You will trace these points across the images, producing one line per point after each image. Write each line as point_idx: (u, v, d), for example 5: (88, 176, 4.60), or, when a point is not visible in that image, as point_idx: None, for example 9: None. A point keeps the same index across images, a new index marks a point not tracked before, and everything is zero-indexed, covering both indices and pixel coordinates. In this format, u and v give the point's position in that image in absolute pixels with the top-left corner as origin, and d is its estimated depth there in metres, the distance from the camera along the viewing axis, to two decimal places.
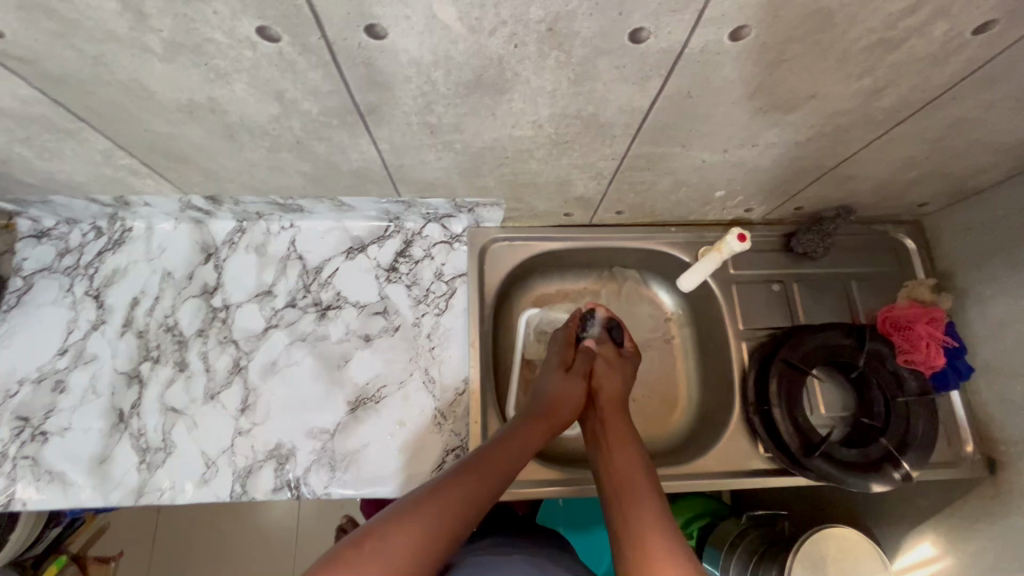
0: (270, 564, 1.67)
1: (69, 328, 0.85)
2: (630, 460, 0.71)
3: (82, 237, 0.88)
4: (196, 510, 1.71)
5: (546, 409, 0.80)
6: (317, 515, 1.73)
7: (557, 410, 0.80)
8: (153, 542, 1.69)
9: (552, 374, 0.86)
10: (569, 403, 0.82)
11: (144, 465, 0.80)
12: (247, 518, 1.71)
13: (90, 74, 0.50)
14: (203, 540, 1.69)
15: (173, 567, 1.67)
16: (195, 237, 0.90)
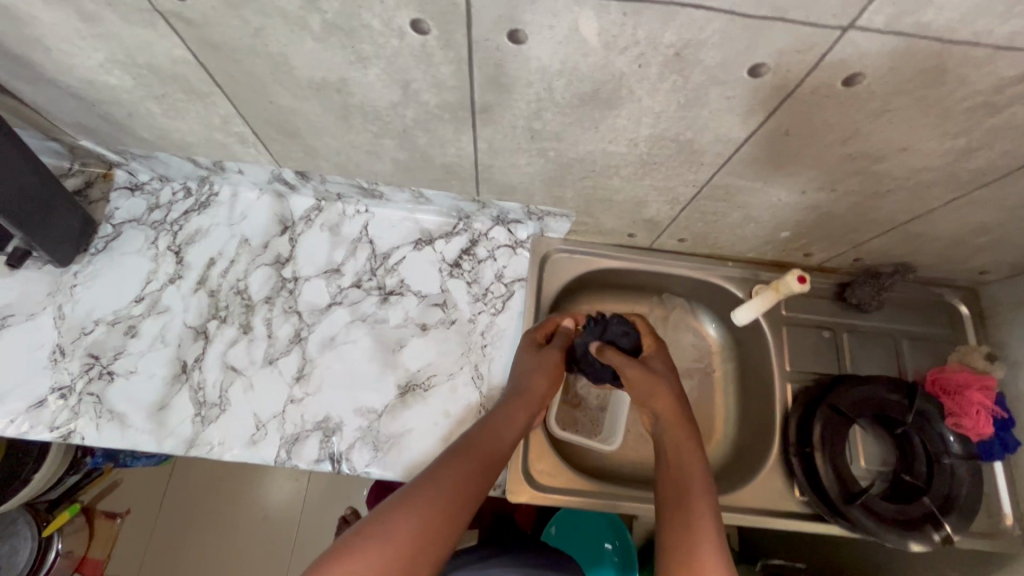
0: (267, 547, 1.67)
1: (148, 278, 0.89)
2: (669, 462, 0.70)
3: (171, 195, 0.94)
4: (208, 481, 1.74)
5: (529, 385, 0.80)
6: (320, 505, 1.73)
7: (540, 394, 0.80)
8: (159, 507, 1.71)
9: (523, 348, 0.85)
10: (544, 375, 0.82)
11: (199, 418, 0.83)
12: (252, 497, 1.73)
13: (245, 44, 0.55)
14: (210, 512, 1.71)
15: (174, 535, 1.68)
16: (274, 209, 0.94)
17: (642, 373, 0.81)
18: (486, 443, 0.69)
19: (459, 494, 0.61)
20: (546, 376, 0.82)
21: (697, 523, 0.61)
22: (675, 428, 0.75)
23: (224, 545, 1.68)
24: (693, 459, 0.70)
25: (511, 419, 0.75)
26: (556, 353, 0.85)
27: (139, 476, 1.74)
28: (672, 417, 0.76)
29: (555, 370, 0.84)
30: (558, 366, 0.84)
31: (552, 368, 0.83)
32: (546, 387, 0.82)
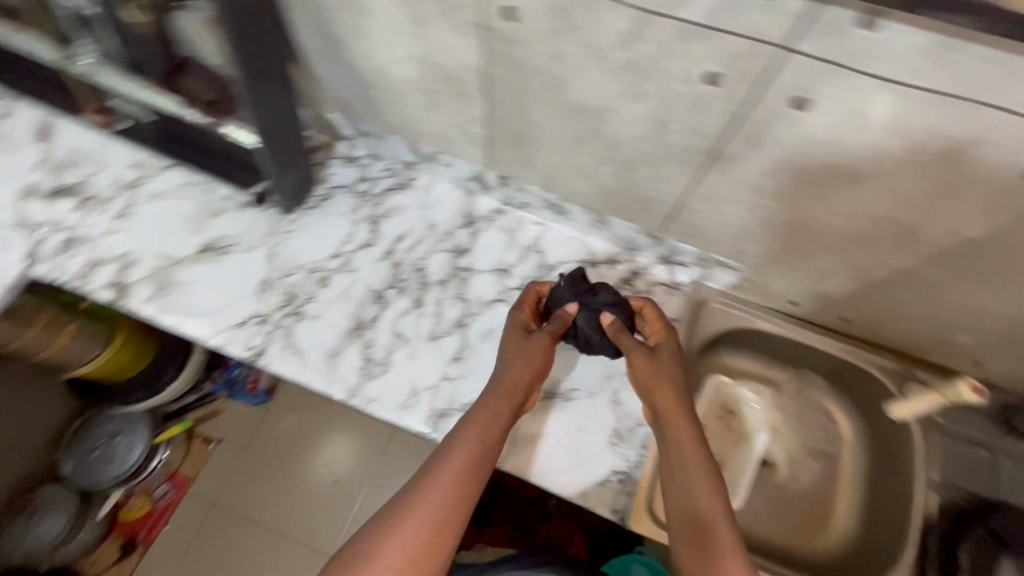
0: (318, 507, 1.78)
1: (346, 239, 1.00)
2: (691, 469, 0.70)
3: (379, 172, 1.05)
4: (287, 433, 1.86)
5: (510, 371, 0.80)
6: (370, 480, 1.81)
7: (527, 380, 0.80)
8: (236, 446, 1.84)
9: (512, 335, 0.85)
10: (527, 370, 0.81)
11: (364, 371, 0.91)
12: (310, 458, 1.83)
13: (540, 65, 0.64)
14: (285, 460, 1.83)
15: (238, 476, 1.81)
16: (463, 204, 1.03)
17: (651, 359, 0.80)
18: (473, 441, 0.72)
19: (450, 500, 0.67)
20: (528, 369, 0.80)
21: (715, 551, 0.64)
22: (673, 427, 0.74)
23: (291, 493, 1.79)
24: (697, 463, 0.71)
25: (501, 404, 0.76)
26: (540, 340, 0.83)
27: (233, 412, 1.88)
28: (677, 425, 0.74)
29: (541, 358, 0.83)
30: (546, 357, 0.83)
31: (540, 359, 0.82)
32: (529, 377, 0.80)
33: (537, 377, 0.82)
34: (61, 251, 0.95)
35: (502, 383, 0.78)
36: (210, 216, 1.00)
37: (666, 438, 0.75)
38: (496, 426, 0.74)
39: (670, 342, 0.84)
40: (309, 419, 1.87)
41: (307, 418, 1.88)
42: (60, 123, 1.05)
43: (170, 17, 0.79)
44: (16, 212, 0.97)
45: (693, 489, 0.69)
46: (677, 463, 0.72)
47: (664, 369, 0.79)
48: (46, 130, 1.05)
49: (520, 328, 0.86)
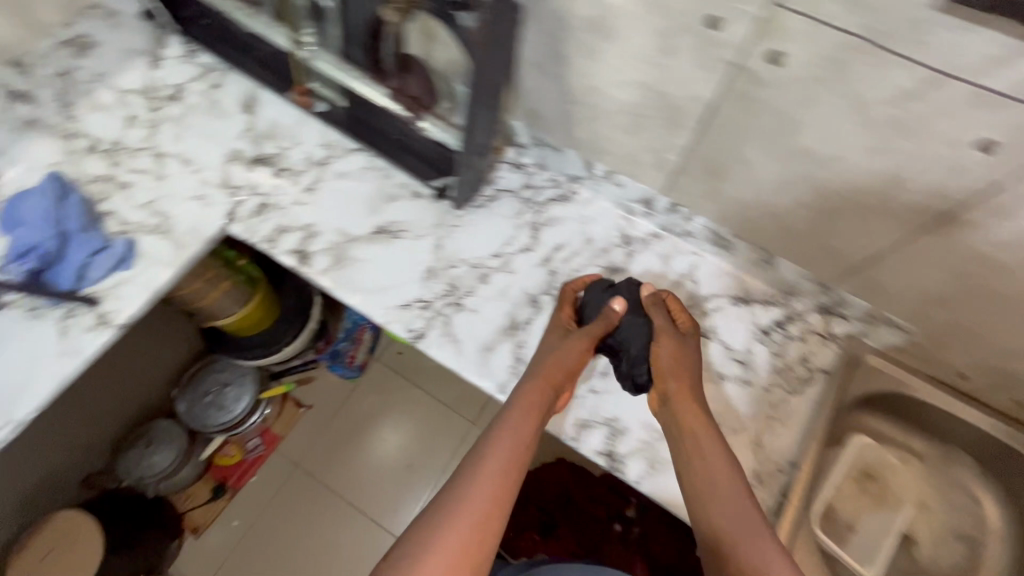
0: (380, 488, 1.87)
1: (507, 240, 1.04)
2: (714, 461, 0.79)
3: (543, 181, 1.09)
4: (357, 412, 1.94)
5: (541, 370, 0.87)
6: (431, 471, 1.88)
7: (559, 376, 0.87)
8: (311, 418, 1.93)
9: (553, 336, 0.91)
10: (560, 368, 0.87)
11: (515, 370, 0.95)
12: (376, 440, 1.91)
13: (782, 107, 0.65)
14: (363, 438, 1.92)
15: (309, 447, 1.90)
16: (621, 223, 1.05)
17: (683, 358, 0.87)
18: (512, 438, 0.79)
19: (495, 493, 0.74)
20: (558, 367, 0.87)
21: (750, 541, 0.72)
22: (692, 417, 0.83)
23: (363, 470, 1.89)
24: (719, 454, 0.79)
25: (533, 401, 0.83)
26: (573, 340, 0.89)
27: (321, 384, 1.96)
28: (688, 416, 0.83)
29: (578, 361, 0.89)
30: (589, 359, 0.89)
31: (573, 359, 0.88)
32: (565, 374, 0.87)
33: (571, 373, 0.88)
34: (254, 214, 1.04)
35: (540, 375, 0.86)
36: (387, 201, 1.06)
37: (683, 429, 0.82)
38: (531, 421, 0.82)
39: (693, 341, 0.91)
40: (379, 403, 1.95)
41: (381, 402, 1.95)
42: (264, 98, 1.15)
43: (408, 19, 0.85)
44: (221, 174, 1.07)
45: (709, 473, 0.78)
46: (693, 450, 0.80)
47: (678, 374, 0.86)
48: (250, 103, 1.16)
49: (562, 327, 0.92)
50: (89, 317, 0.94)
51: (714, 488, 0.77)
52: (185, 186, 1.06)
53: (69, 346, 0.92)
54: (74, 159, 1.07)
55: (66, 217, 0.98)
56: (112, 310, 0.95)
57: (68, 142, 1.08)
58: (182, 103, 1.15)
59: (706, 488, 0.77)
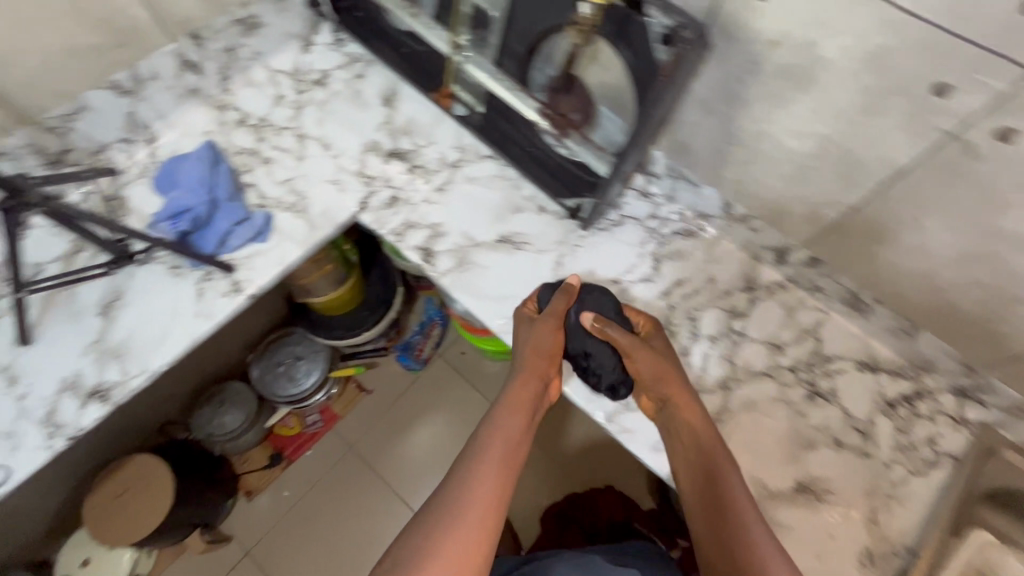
0: (418, 482, 1.87)
1: (628, 268, 1.04)
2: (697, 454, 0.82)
3: (669, 213, 1.07)
4: (398, 404, 1.96)
5: (530, 365, 0.85)
6: None
7: (542, 363, 0.86)
8: (356, 407, 1.95)
9: (521, 326, 0.91)
10: (540, 356, 0.87)
11: (624, 401, 0.94)
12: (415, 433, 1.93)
13: (993, 183, 0.63)
14: (410, 432, 1.92)
15: (351, 436, 1.92)
16: (746, 267, 1.02)
17: (645, 352, 0.86)
18: (502, 432, 0.77)
19: (494, 492, 0.71)
20: (540, 356, 0.87)
21: (749, 533, 0.74)
22: (681, 410, 0.84)
23: (405, 463, 1.90)
24: (703, 441, 0.81)
25: (522, 393, 0.82)
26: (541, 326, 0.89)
27: (382, 372, 1.98)
28: (680, 406, 0.84)
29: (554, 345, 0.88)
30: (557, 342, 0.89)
31: (550, 344, 0.88)
32: (548, 362, 0.87)
33: (552, 356, 0.88)
34: (386, 206, 1.07)
35: (528, 366, 0.85)
36: (513, 211, 1.08)
37: (675, 433, 0.85)
38: (521, 415, 0.80)
39: (660, 339, 0.91)
40: (420, 397, 1.96)
41: (422, 396, 1.96)
42: (404, 94, 1.18)
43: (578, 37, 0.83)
44: (358, 162, 1.10)
45: (701, 466, 0.80)
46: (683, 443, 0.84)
47: (658, 366, 0.85)
48: (390, 97, 1.19)
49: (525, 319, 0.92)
50: (225, 283, 0.98)
51: (708, 487, 0.78)
52: (324, 169, 1.09)
53: (204, 308, 0.96)
54: (225, 130, 1.13)
55: (216, 186, 1.02)
56: (246, 279, 0.99)
57: (221, 114, 1.14)
58: (327, 88, 1.19)
59: (701, 485, 0.79)
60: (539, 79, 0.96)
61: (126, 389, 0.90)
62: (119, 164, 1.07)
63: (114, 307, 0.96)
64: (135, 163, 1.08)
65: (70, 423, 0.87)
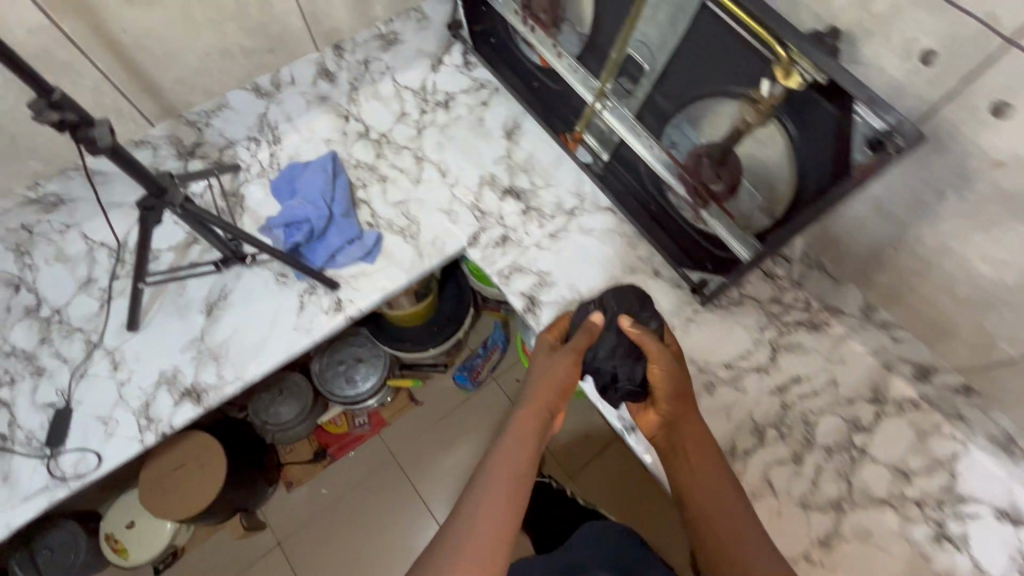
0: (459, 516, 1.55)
1: (744, 354, 0.96)
2: (702, 476, 0.71)
3: (794, 300, 0.99)
4: (453, 419, 1.67)
5: (537, 391, 0.72)
6: None
7: (554, 396, 0.72)
8: (403, 414, 1.67)
9: (539, 357, 0.79)
10: (551, 378, 0.73)
11: None
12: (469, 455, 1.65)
13: None
14: (462, 452, 1.62)
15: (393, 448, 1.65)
16: (875, 376, 0.93)
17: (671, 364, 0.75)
18: (505, 458, 0.63)
19: (508, 508, 0.58)
20: (550, 374, 0.74)
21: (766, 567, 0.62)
22: (686, 433, 0.75)
23: (447, 482, 1.62)
24: (708, 464, 0.72)
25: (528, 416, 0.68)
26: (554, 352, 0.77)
27: (437, 381, 1.70)
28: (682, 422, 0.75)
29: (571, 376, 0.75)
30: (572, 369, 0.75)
31: (566, 377, 0.74)
32: (562, 395, 0.73)
33: (565, 391, 0.74)
34: (495, 244, 1.03)
35: (544, 390, 0.72)
36: (625, 271, 1.02)
37: (681, 452, 0.74)
38: (533, 429, 0.67)
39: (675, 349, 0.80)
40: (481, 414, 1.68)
41: (481, 415, 1.67)
42: (526, 128, 1.15)
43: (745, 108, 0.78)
44: (473, 194, 1.07)
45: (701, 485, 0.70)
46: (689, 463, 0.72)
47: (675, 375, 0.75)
48: (511, 129, 1.15)
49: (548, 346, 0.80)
50: (328, 300, 0.97)
51: (713, 506, 0.68)
52: (439, 197, 1.07)
53: (305, 322, 0.95)
54: (346, 141, 1.12)
55: (333, 199, 1.01)
56: (350, 299, 0.97)
57: (343, 123, 1.13)
58: (449, 112, 1.17)
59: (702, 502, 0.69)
60: (681, 142, 0.91)
61: (220, 393, 0.90)
62: (242, 161, 1.07)
63: (219, 306, 0.96)
64: (256, 162, 1.08)
65: (164, 419, 0.88)
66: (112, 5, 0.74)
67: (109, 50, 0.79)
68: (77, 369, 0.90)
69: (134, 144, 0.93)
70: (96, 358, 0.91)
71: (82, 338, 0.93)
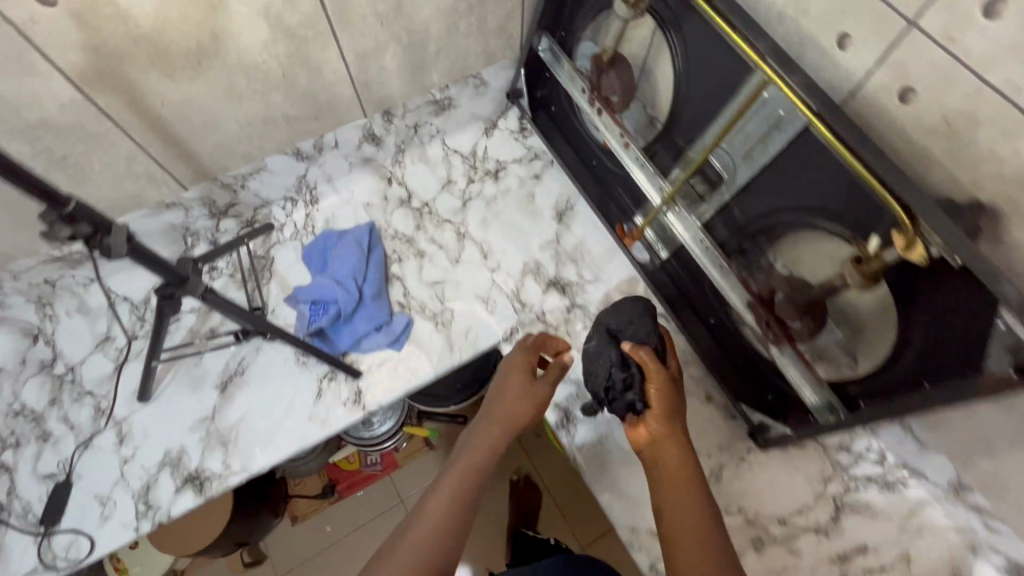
0: None
1: (801, 509, 0.84)
2: (676, 496, 0.58)
3: (865, 450, 0.86)
4: None
5: (497, 414, 0.72)
6: None
7: (520, 419, 0.72)
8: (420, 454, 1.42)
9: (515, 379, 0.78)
10: (510, 398, 0.74)
11: None
12: None
13: None
14: None
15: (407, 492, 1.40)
16: (959, 560, 0.79)
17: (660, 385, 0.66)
18: (460, 471, 0.65)
19: (449, 517, 0.59)
20: (509, 393, 0.74)
21: None
22: (665, 450, 0.63)
23: None
24: (683, 476, 0.60)
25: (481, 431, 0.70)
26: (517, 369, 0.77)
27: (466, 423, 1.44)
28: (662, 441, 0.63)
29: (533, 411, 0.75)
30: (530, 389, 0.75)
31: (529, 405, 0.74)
32: (524, 412, 0.73)
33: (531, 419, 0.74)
34: None
35: (507, 405, 0.73)
36: None
37: (656, 477, 0.62)
38: (490, 442, 0.69)
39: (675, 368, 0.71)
40: None
41: None
42: (580, 211, 1.06)
43: (840, 247, 0.68)
44: (515, 283, 0.99)
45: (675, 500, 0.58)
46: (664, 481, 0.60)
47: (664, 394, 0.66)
48: (563, 210, 1.06)
49: (527, 366, 0.78)
50: (348, 389, 0.90)
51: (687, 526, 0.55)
52: (478, 282, 0.99)
53: (320, 413, 0.89)
54: (386, 206, 1.05)
55: (365, 280, 0.94)
56: (371, 393, 0.90)
57: (386, 187, 1.06)
58: (499, 183, 1.08)
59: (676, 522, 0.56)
60: (757, 266, 0.81)
61: (223, 485, 0.84)
62: (275, 220, 1.01)
63: (233, 384, 0.90)
64: (290, 222, 1.02)
65: (162, 506, 0.83)
66: (150, 80, 0.69)
67: (145, 121, 0.73)
68: (83, 439, 0.86)
69: (165, 206, 0.88)
70: (104, 428, 0.87)
71: (92, 403, 0.89)
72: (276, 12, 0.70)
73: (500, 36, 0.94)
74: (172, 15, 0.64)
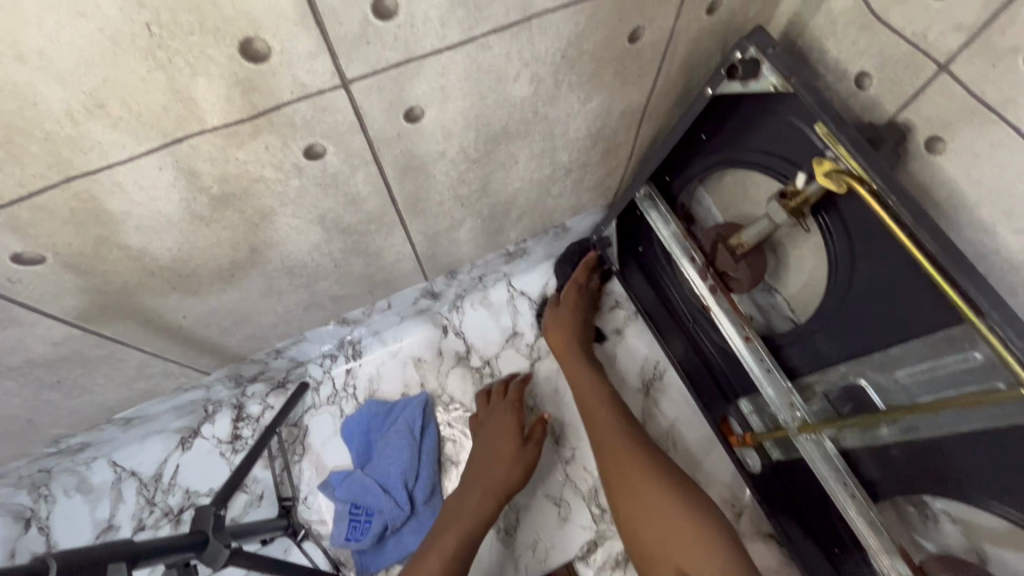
0: None
1: None
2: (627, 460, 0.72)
3: None
4: None
5: (479, 454, 0.77)
6: None
7: (501, 445, 0.76)
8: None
9: (478, 413, 0.82)
10: (490, 444, 0.77)
11: None
12: None
13: None
14: None
15: None
16: None
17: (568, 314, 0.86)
18: (457, 507, 0.72)
19: (461, 537, 0.68)
20: (490, 448, 0.76)
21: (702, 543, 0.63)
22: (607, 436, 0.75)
23: None
24: (626, 450, 0.72)
25: (466, 492, 0.74)
26: (500, 416, 0.79)
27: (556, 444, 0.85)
28: (597, 410, 0.78)
29: (520, 467, 0.74)
30: (516, 442, 0.76)
31: (509, 425, 0.77)
32: (500, 441, 0.76)
33: (517, 435, 0.76)
34: (614, 563, 0.79)
35: (485, 434, 0.78)
36: None
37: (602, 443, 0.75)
38: (475, 498, 0.72)
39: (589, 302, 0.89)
40: None
41: None
42: (669, 381, 0.92)
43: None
44: (594, 481, 0.83)
45: (635, 499, 0.69)
46: (619, 473, 0.72)
47: (586, 380, 0.81)
48: (650, 379, 0.93)
49: (488, 397, 0.83)
50: None
51: (642, 496, 0.69)
52: (550, 479, 0.83)
53: None
54: (440, 364, 0.88)
55: (417, 480, 0.79)
56: None
57: (440, 338, 0.90)
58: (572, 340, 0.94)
59: (646, 502, 0.68)
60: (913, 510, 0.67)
61: None
62: (311, 379, 0.86)
63: None
64: (328, 380, 0.86)
65: None
66: (170, 301, 0.53)
67: (161, 334, 0.58)
68: None
69: (184, 390, 0.73)
70: None
71: None
72: (334, 216, 0.54)
73: (596, 188, 0.77)
74: (201, 243, 0.48)
